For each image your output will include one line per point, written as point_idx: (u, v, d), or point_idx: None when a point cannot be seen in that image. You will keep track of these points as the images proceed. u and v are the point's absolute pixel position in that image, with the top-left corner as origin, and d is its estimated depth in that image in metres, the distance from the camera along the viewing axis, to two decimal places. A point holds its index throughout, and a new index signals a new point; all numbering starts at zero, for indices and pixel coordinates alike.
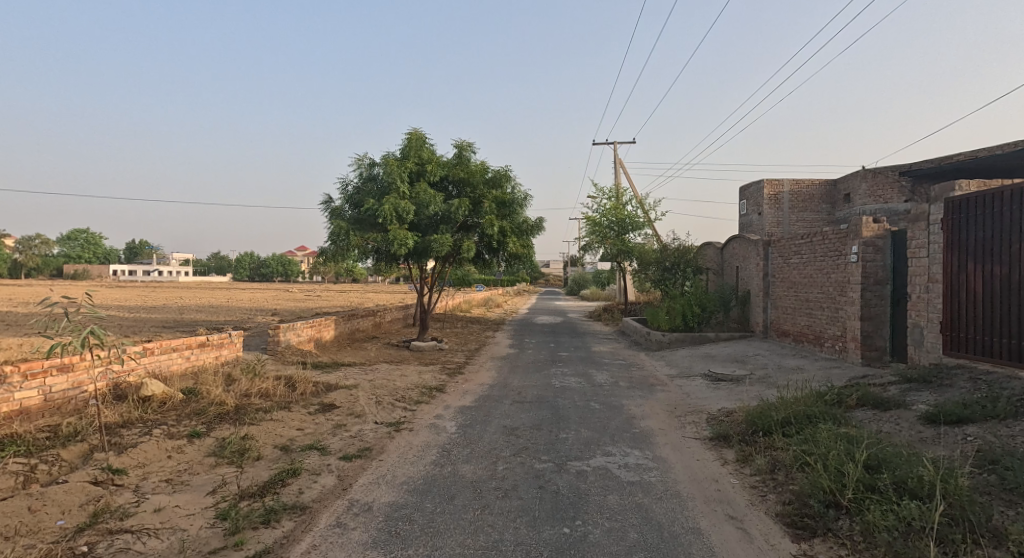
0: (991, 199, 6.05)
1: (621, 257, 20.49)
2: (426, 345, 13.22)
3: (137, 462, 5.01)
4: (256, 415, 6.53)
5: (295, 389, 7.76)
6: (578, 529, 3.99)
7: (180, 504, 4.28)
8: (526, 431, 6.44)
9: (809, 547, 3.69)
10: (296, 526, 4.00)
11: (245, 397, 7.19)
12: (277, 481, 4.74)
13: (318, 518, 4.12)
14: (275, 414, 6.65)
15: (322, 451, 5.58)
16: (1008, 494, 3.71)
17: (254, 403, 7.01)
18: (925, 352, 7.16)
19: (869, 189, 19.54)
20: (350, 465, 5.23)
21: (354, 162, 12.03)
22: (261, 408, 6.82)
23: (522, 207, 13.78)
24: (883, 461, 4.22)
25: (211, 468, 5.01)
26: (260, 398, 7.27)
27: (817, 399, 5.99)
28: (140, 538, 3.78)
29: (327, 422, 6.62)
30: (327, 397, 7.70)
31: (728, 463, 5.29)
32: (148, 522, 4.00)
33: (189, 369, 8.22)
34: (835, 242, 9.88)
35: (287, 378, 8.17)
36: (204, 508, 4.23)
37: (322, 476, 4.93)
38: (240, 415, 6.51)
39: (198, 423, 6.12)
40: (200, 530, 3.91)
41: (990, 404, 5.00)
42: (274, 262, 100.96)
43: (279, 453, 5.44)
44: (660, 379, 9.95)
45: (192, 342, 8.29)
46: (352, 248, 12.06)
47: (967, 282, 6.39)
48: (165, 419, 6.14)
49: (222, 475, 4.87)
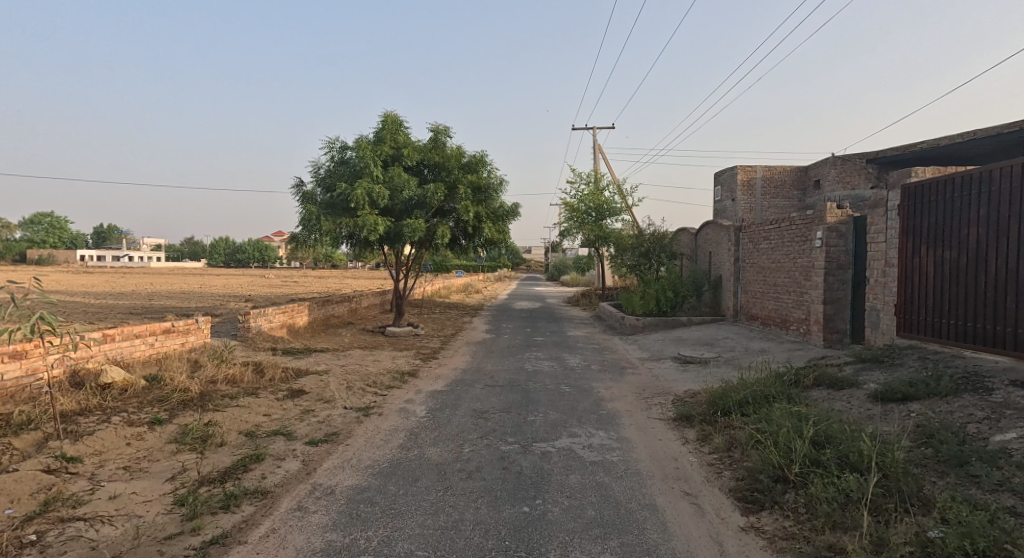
0: (944, 184, 6.23)
1: (598, 242, 20.64)
2: (402, 331, 13.23)
3: (94, 449, 4.97)
4: (221, 401, 6.50)
5: (263, 375, 7.74)
6: (537, 508, 4.08)
7: (138, 491, 4.28)
8: (495, 414, 6.52)
9: (756, 520, 3.84)
10: (256, 510, 4.03)
11: (211, 383, 7.14)
12: (240, 467, 4.75)
13: (279, 503, 4.15)
14: (241, 400, 6.63)
15: (288, 436, 5.60)
16: (941, 465, 3.88)
17: (220, 389, 6.98)
18: (881, 334, 7.38)
19: (838, 175, 19.93)
20: (315, 449, 5.26)
21: (326, 145, 11.91)
22: (226, 394, 6.79)
23: (499, 192, 13.76)
24: (828, 438, 4.37)
25: (171, 455, 5.00)
26: (227, 384, 7.24)
27: (776, 379, 6.16)
28: (93, 525, 3.77)
29: (295, 408, 6.62)
30: (297, 383, 7.69)
31: (689, 442, 5.44)
32: (103, 509, 3.99)
33: (153, 355, 8.12)
34: (802, 227, 10.08)
35: (255, 364, 8.14)
36: (161, 495, 4.24)
37: (286, 461, 4.95)
38: (205, 401, 6.48)
39: (159, 410, 6.08)
40: (157, 516, 3.92)
41: (934, 382, 5.19)
42: (249, 247, 99.33)
43: (243, 439, 5.44)
44: (631, 362, 10.12)
45: (156, 328, 8.18)
46: (324, 233, 11.96)
47: (920, 266, 6.60)
48: (125, 406, 6.08)
49: (182, 461, 4.87)
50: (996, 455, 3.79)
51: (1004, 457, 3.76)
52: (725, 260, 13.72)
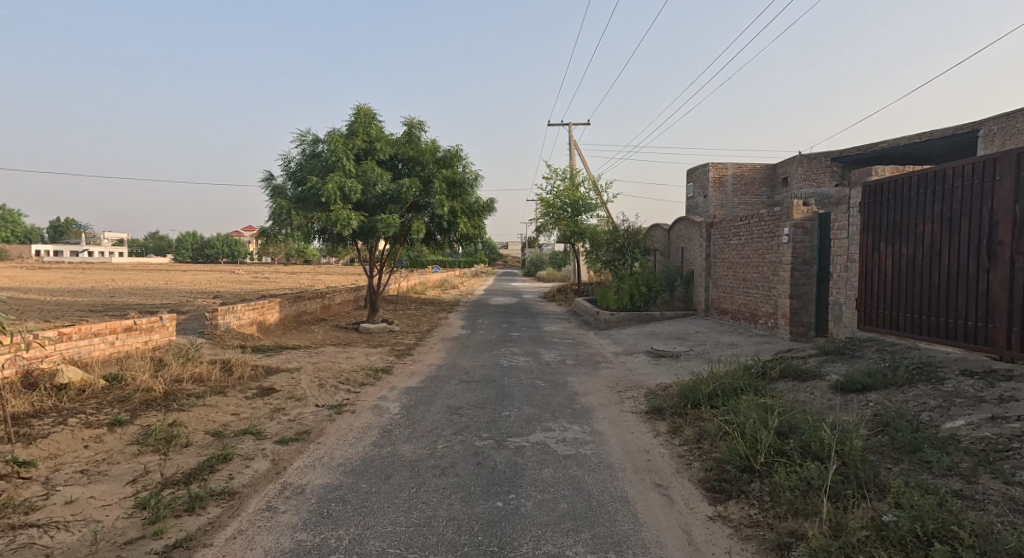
0: (901, 183, 6.46)
1: (574, 238, 20.77)
2: (376, 327, 13.16)
3: (49, 453, 4.87)
4: (187, 401, 6.41)
5: (232, 373, 7.64)
6: (510, 503, 4.13)
7: (96, 495, 4.21)
8: (469, 409, 6.55)
9: (723, 509, 3.96)
10: (223, 512, 4.00)
11: (176, 382, 7.03)
12: (206, 467, 4.70)
13: (247, 503, 4.12)
14: (208, 399, 6.55)
15: (257, 435, 5.55)
16: (897, 452, 4.04)
17: (185, 388, 6.87)
18: (843, 327, 7.61)
19: (805, 173, 20.37)
20: (285, 448, 5.22)
21: (297, 138, 11.76)
22: (192, 394, 6.69)
23: (474, 187, 13.75)
24: (792, 428, 4.51)
25: (133, 457, 4.92)
26: (193, 383, 7.13)
27: (743, 372, 6.32)
28: (48, 532, 3.71)
29: (265, 406, 6.56)
30: (267, 381, 7.61)
31: (660, 434, 5.55)
32: (58, 515, 3.92)
33: (114, 354, 7.96)
34: (770, 224, 10.31)
35: (223, 362, 8.03)
36: (122, 498, 4.17)
37: (255, 461, 4.91)
38: (169, 401, 6.38)
39: (121, 411, 5.97)
40: (117, 520, 3.87)
41: (892, 372, 5.38)
42: (219, 243, 97.28)
43: (209, 439, 5.38)
44: (605, 356, 10.24)
45: (116, 326, 8.01)
46: (295, 228, 11.81)
47: (879, 261, 6.82)
48: (83, 407, 5.96)
49: (144, 463, 4.79)
50: (946, 442, 3.96)
51: (954, 443, 3.93)
52: (697, 256, 13.95)
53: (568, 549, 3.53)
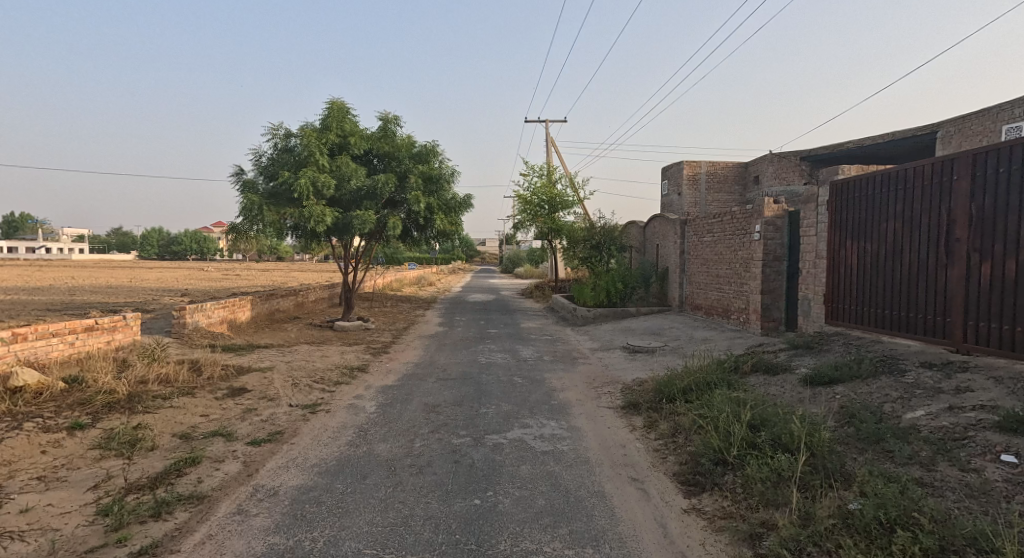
0: (866, 182, 6.64)
1: (551, 235, 20.84)
2: (351, 325, 13.05)
3: (4, 459, 4.74)
4: (152, 403, 6.29)
5: (201, 374, 7.51)
6: (488, 500, 4.16)
7: (54, 502, 4.11)
8: (446, 407, 6.55)
9: (697, 501, 4.05)
10: (191, 516, 3.95)
11: (140, 383, 6.88)
12: (173, 471, 4.62)
13: (216, 507, 4.08)
14: (176, 401, 6.43)
15: (227, 437, 5.48)
16: (862, 442, 4.17)
17: (151, 389, 6.74)
18: (811, 322, 7.80)
19: (775, 172, 20.76)
20: (257, 450, 5.17)
21: (268, 132, 11.58)
22: (158, 395, 6.56)
23: (450, 183, 13.72)
24: (763, 421, 4.62)
25: (95, 462, 4.82)
26: (159, 383, 6.99)
27: (717, 366, 6.44)
28: (3, 542, 3.62)
29: (236, 407, 6.47)
30: (237, 381, 7.50)
31: (636, 429, 5.63)
32: (15, 524, 3.82)
33: (73, 355, 7.76)
34: (742, 221, 10.49)
35: (191, 362, 7.89)
36: (83, 505, 4.09)
37: (225, 463, 4.85)
38: (133, 403, 6.25)
39: (81, 414, 5.83)
40: (77, 529, 3.79)
41: (857, 365, 5.54)
42: (187, 239, 95.13)
43: (176, 442, 5.29)
44: (582, 352, 10.32)
45: (76, 326, 7.81)
46: (267, 223, 11.63)
47: (845, 258, 7.01)
48: (41, 411, 5.81)
49: (107, 468, 4.70)
50: (907, 431, 4.11)
51: (914, 432, 4.07)
52: (672, 253, 14.12)
53: (545, 545, 3.57)
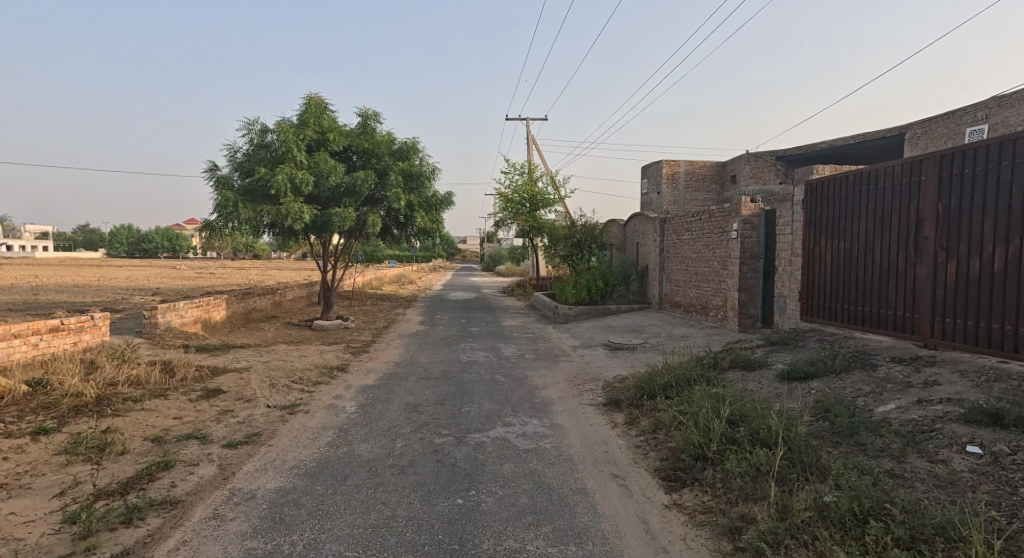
0: (839, 182, 6.78)
1: (532, 233, 20.87)
2: (331, 324, 12.94)
3: None
4: (122, 406, 6.18)
5: (174, 375, 7.39)
6: (471, 499, 4.17)
7: (17, 511, 4.02)
8: (428, 406, 6.54)
9: (678, 496, 4.12)
10: (165, 522, 3.89)
11: (110, 386, 6.75)
12: (145, 476, 4.55)
13: (191, 512, 4.03)
14: (147, 404, 6.32)
15: (202, 440, 5.40)
16: (836, 436, 4.27)
17: (121, 392, 6.62)
18: (787, 318, 7.95)
19: (752, 171, 21.06)
20: (233, 453, 5.11)
21: (244, 127, 11.40)
22: (128, 398, 6.44)
23: (431, 180, 13.67)
24: (742, 416, 4.70)
25: (61, 468, 4.72)
26: (130, 386, 6.87)
27: (696, 363, 6.53)
28: None
29: (211, 409, 6.39)
30: (212, 382, 7.40)
31: (617, 426, 5.69)
32: None
33: (38, 356, 7.57)
34: (720, 219, 10.63)
35: (163, 363, 7.76)
36: (48, 513, 4.01)
37: (199, 467, 4.79)
38: (101, 407, 6.13)
39: (46, 419, 5.70)
40: (42, 538, 3.71)
41: (831, 360, 5.67)
42: (160, 237, 93.15)
43: (148, 446, 5.21)
44: (563, 350, 10.37)
45: (40, 327, 7.62)
46: (243, 221, 11.45)
47: (820, 256, 7.15)
48: (4, 416, 5.66)
49: (74, 474, 4.60)
50: (879, 425, 4.22)
51: (886, 425, 4.19)
52: (652, 251, 14.25)
53: (529, 544, 3.60)
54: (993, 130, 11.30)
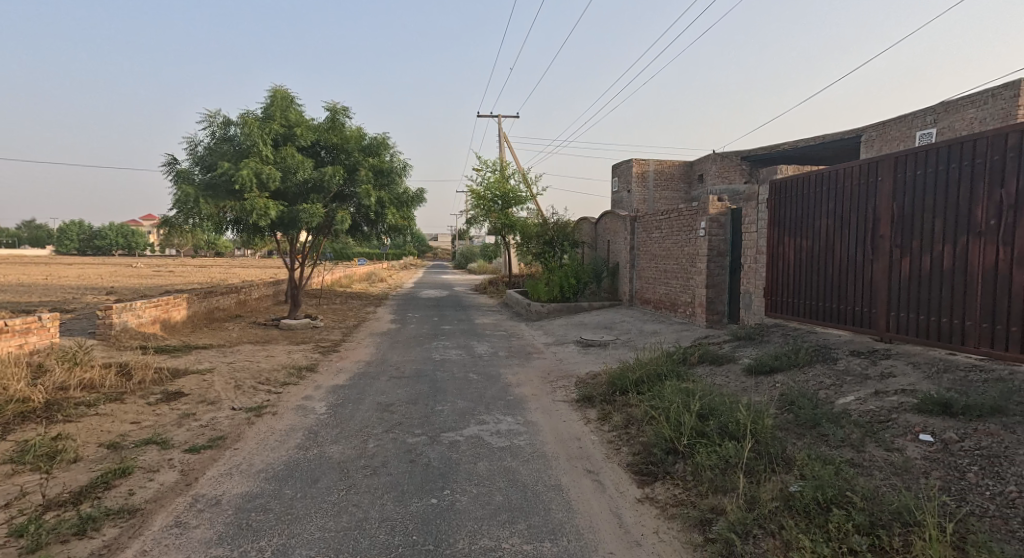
0: (802, 182, 6.98)
1: (505, 230, 20.91)
2: (299, 324, 12.77)
3: None
4: (74, 411, 6.01)
5: (130, 378, 7.22)
6: (446, 499, 4.20)
7: None
8: (400, 406, 6.53)
9: (651, 490, 4.22)
10: (122, 532, 3.81)
11: (61, 390, 6.56)
12: (100, 484, 4.44)
13: (151, 521, 3.96)
14: (101, 409, 6.17)
15: (162, 445, 5.30)
16: (801, 427, 4.43)
17: (73, 397, 6.44)
18: (752, 314, 8.17)
19: (718, 171, 21.48)
20: (196, 457, 5.03)
21: (204, 119, 11.15)
22: (81, 403, 6.27)
23: (402, 177, 13.60)
24: (711, 410, 4.83)
25: (8, 478, 4.57)
26: (82, 390, 6.69)
27: (666, 358, 6.66)
28: None
29: (172, 412, 6.26)
30: (172, 385, 7.25)
31: (590, 422, 5.78)
32: None
33: None
34: (688, 218, 10.83)
35: (119, 365, 7.56)
36: None
37: (159, 473, 4.70)
38: (51, 412, 5.96)
39: None
40: None
41: (794, 354, 5.86)
42: (115, 234, 89.94)
43: (103, 453, 5.08)
44: (537, 347, 10.45)
45: None
46: (204, 217, 11.19)
47: (784, 253, 7.37)
48: None
49: (23, 484, 4.46)
50: (840, 416, 4.40)
51: (846, 416, 4.36)
52: (622, 249, 14.43)
53: (503, 542, 3.64)
54: (942, 134, 11.80)
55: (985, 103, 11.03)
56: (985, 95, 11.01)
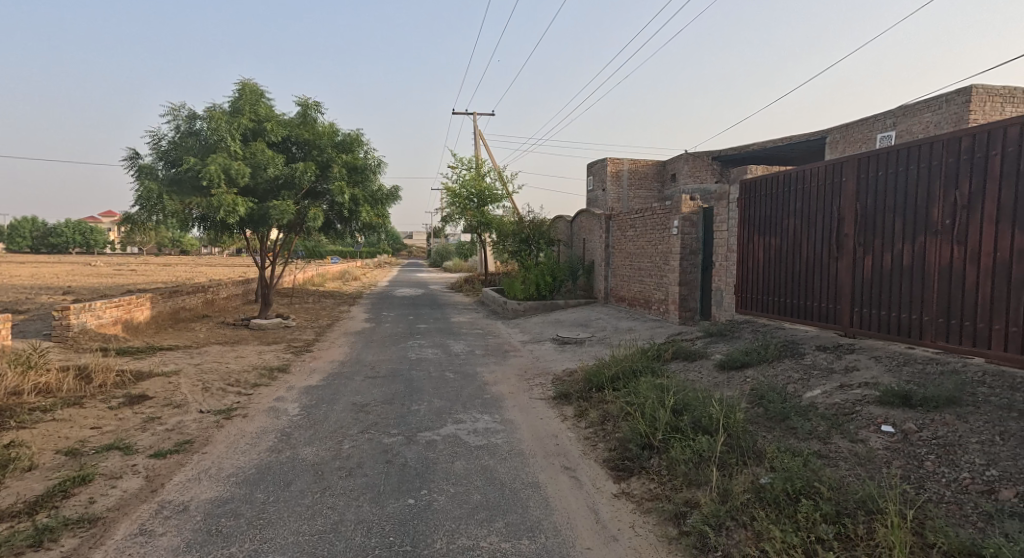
0: (770, 182, 7.16)
1: (481, 228, 20.92)
2: (269, 323, 12.60)
3: None
4: (30, 417, 5.86)
5: (90, 382, 7.06)
6: (423, 499, 4.23)
7: None
8: (376, 406, 6.53)
9: (627, 485, 4.31)
10: (82, 542, 3.74)
11: (15, 395, 6.38)
12: (58, 493, 4.35)
13: (114, 530, 3.89)
14: (59, 414, 6.03)
15: (125, 450, 5.20)
16: (771, 421, 4.57)
17: (28, 402, 6.28)
18: (724, 311, 8.35)
19: (690, 171, 21.80)
20: (161, 463, 4.96)
21: (168, 112, 10.91)
22: (36, 408, 6.12)
23: (376, 174, 13.54)
24: (685, 405, 4.94)
25: None
26: (38, 394, 6.52)
27: (641, 355, 6.78)
28: None
29: (136, 417, 6.15)
30: (135, 388, 7.12)
31: (567, 418, 5.86)
32: None
33: None
34: (661, 217, 10.99)
35: (77, 367, 7.38)
36: None
37: (122, 480, 4.62)
38: (5, 418, 5.79)
39: None
40: None
41: (764, 349, 6.03)
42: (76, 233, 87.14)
43: (61, 460, 4.97)
44: (513, 345, 10.50)
45: None
46: (169, 214, 10.94)
47: (754, 252, 7.54)
48: None
49: None
50: (807, 409, 4.55)
51: (813, 410, 4.51)
52: (597, 247, 14.57)
53: (481, 541, 3.68)
54: (900, 136, 12.20)
55: (939, 107, 11.45)
56: (940, 99, 11.42)
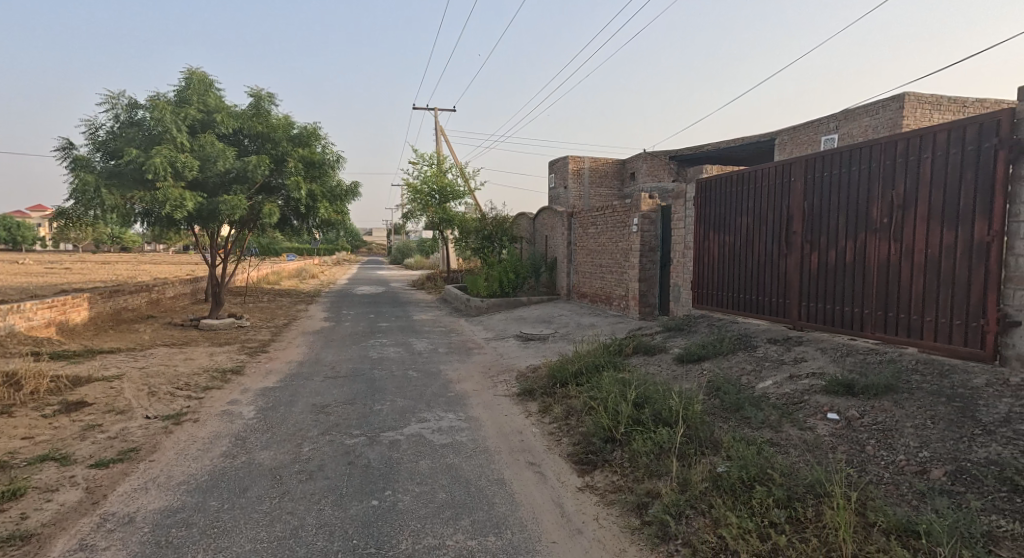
0: (725, 181, 7.41)
1: (443, 225, 20.85)
2: (221, 324, 12.29)
3: None
4: None
5: (22, 389, 6.77)
6: (387, 499, 4.25)
7: None
8: (337, 407, 6.49)
9: (591, 478, 4.43)
10: None
11: None
12: None
13: (51, 546, 3.78)
14: None
15: (63, 461, 5.03)
16: (727, 411, 4.76)
17: None
18: (681, 307, 8.59)
19: (648, 170, 22.22)
20: (103, 473, 4.82)
21: (107, 100, 10.48)
22: None
23: (334, 169, 13.37)
24: (646, 398, 5.10)
25: None
26: None
27: (603, 350, 6.93)
28: None
29: (74, 425, 5.95)
30: (74, 394, 6.87)
31: (531, 414, 5.96)
32: None
33: None
34: (621, 215, 11.20)
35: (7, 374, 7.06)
36: None
37: (58, 493, 4.47)
38: None
39: None
40: None
41: (720, 343, 6.26)
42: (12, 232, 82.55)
43: None
44: (477, 342, 10.55)
45: None
46: (110, 209, 10.51)
47: (709, 249, 7.79)
48: None
49: None
50: (760, 399, 4.77)
51: (765, 400, 4.73)
52: (560, 244, 14.74)
53: (447, 539, 3.74)
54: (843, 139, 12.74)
55: (878, 112, 12.02)
56: (877, 105, 11.99)
